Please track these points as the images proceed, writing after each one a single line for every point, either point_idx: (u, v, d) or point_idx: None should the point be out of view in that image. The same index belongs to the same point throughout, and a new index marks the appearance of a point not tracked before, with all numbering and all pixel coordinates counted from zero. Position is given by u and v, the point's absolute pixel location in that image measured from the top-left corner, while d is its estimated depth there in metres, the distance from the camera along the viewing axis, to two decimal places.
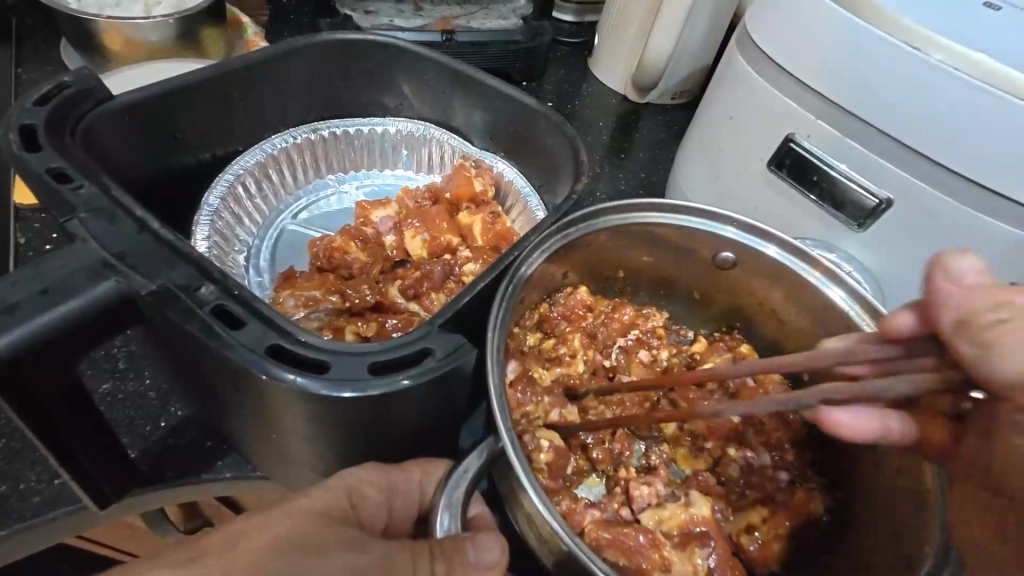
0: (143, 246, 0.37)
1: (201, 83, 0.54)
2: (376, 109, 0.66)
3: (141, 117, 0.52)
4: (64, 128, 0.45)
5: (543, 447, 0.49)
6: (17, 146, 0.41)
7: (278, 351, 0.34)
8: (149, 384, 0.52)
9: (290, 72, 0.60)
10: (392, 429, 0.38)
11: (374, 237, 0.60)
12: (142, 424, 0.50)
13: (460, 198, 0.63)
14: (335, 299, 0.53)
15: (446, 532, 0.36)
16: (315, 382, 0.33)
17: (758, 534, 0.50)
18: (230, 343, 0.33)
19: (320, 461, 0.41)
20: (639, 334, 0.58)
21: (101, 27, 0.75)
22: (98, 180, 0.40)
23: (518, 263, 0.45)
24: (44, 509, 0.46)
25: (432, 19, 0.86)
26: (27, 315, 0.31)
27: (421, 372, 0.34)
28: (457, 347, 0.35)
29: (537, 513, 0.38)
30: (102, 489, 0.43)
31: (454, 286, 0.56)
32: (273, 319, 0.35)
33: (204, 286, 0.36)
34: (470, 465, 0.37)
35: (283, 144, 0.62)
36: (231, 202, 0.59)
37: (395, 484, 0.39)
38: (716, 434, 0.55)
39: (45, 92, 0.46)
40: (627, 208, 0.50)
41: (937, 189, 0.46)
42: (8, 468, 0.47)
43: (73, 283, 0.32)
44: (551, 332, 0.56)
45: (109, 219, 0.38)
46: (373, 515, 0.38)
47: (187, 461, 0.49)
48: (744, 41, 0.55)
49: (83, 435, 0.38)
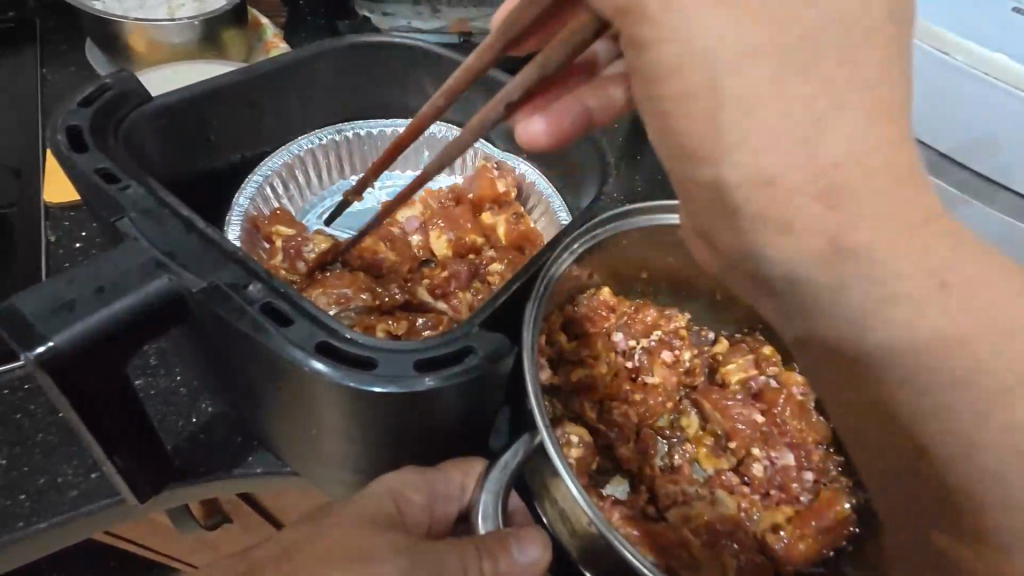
0: (190, 246, 0.38)
1: (234, 85, 0.55)
2: (399, 110, 0.67)
3: (177, 118, 0.53)
4: (108, 130, 0.46)
5: (573, 442, 0.50)
6: (65, 146, 0.42)
7: (325, 347, 0.35)
8: (180, 380, 0.52)
9: (318, 75, 0.60)
10: (430, 427, 0.39)
11: (402, 237, 0.60)
12: (174, 420, 0.51)
13: (484, 198, 0.63)
14: (366, 297, 0.54)
15: (490, 528, 0.37)
16: (363, 379, 0.34)
17: (784, 533, 0.51)
18: (281, 340, 0.34)
19: (357, 461, 0.42)
20: (662, 335, 0.58)
21: (126, 29, 0.77)
22: (144, 180, 0.41)
23: (550, 263, 0.45)
24: (82, 502, 0.46)
25: (450, 21, 0.87)
26: (86, 311, 0.32)
27: (464, 370, 0.35)
28: (498, 345, 0.36)
29: (573, 505, 0.38)
30: (142, 484, 0.44)
31: (481, 286, 0.57)
32: (317, 316, 0.36)
33: (252, 285, 0.37)
34: (508, 462, 0.38)
35: (308, 146, 0.63)
36: (260, 203, 0.60)
37: (434, 485, 0.39)
38: (741, 435, 0.55)
39: (87, 94, 0.47)
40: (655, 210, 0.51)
41: None
42: (45, 463, 0.48)
43: (127, 281, 0.33)
44: (575, 333, 0.55)
45: (156, 218, 0.39)
46: (417, 518, 0.38)
47: (219, 458, 0.50)
48: None
49: (127, 429, 0.39)
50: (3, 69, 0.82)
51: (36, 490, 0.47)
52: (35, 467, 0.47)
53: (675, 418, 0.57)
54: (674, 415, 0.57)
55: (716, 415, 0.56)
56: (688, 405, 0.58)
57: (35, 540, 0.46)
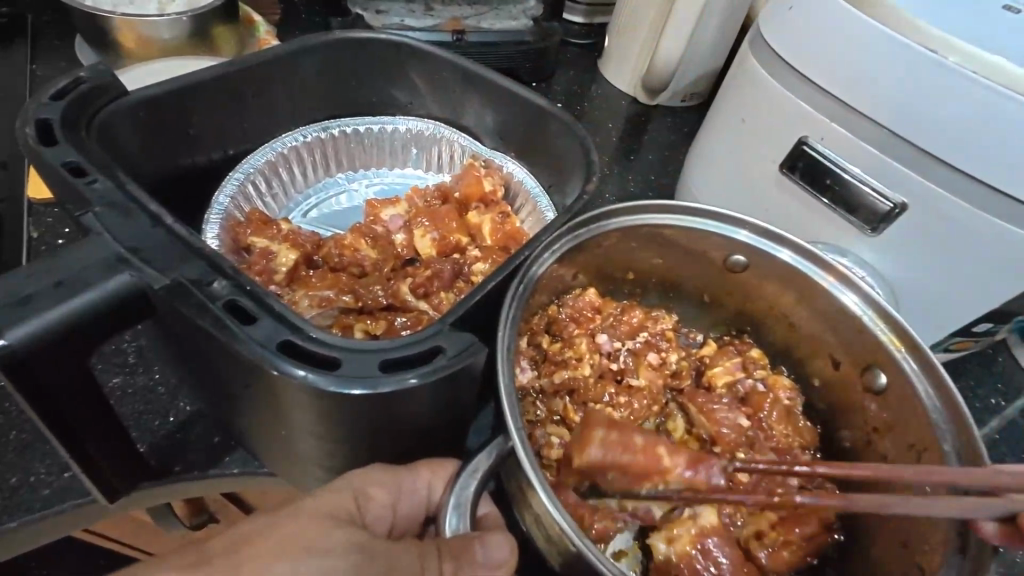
0: (157, 240, 0.37)
1: (213, 79, 0.54)
2: (386, 106, 0.66)
3: (155, 112, 0.52)
4: (80, 124, 0.45)
5: (553, 444, 0.51)
6: (34, 140, 0.42)
7: (289, 347, 0.34)
8: (158, 378, 0.52)
9: (303, 71, 0.60)
10: (400, 427, 0.38)
11: (384, 235, 0.60)
12: (151, 419, 0.50)
13: (470, 197, 0.63)
14: (348, 298, 0.54)
15: (455, 530, 0.36)
16: (327, 378, 0.33)
17: (767, 541, 0.50)
18: (243, 338, 0.34)
19: (329, 460, 0.41)
20: (648, 337, 0.57)
21: (116, 24, 0.76)
22: (113, 174, 0.41)
23: (529, 262, 0.44)
24: (52, 501, 0.46)
25: (443, 19, 0.86)
26: (42, 306, 0.31)
27: (431, 371, 0.34)
28: (467, 345, 0.35)
29: (546, 513, 0.38)
30: (111, 483, 0.43)
31: (464, 286, 0.56)
32: (284, 314, 0.35)
33: (217, 281, 0.36)
34: (479, 465, 0.37)
35: (293, 143, 0.62)
36: (241, 200, 0.59)
37: (402, 484, 0.38)
38: (726, 440, 0.54)
39: (61, 87, 0.46)
40: (639, 208, 0.50)
41: (952, 192, 0.45)
42: (17, 460, 0.47)
43: (87, 276, 0.33)
44: (559, 334, 0.55)
45: (124, 212, 0.38)
46: (379, 517, 0.38)
47: (195, 457, 0.49)
48: (757, 44, 0.55)
49: (90, 426, 0.38)
50: None
51: (7, 488, 0.46)
52: (6, 465, 0.47)
53: (661, 422, 0.57)
54: (660, 418, 0.57)
55: (701, 419, 0.55)
56: (674, 408, 0.57)
57: (5, 538, 0.45)
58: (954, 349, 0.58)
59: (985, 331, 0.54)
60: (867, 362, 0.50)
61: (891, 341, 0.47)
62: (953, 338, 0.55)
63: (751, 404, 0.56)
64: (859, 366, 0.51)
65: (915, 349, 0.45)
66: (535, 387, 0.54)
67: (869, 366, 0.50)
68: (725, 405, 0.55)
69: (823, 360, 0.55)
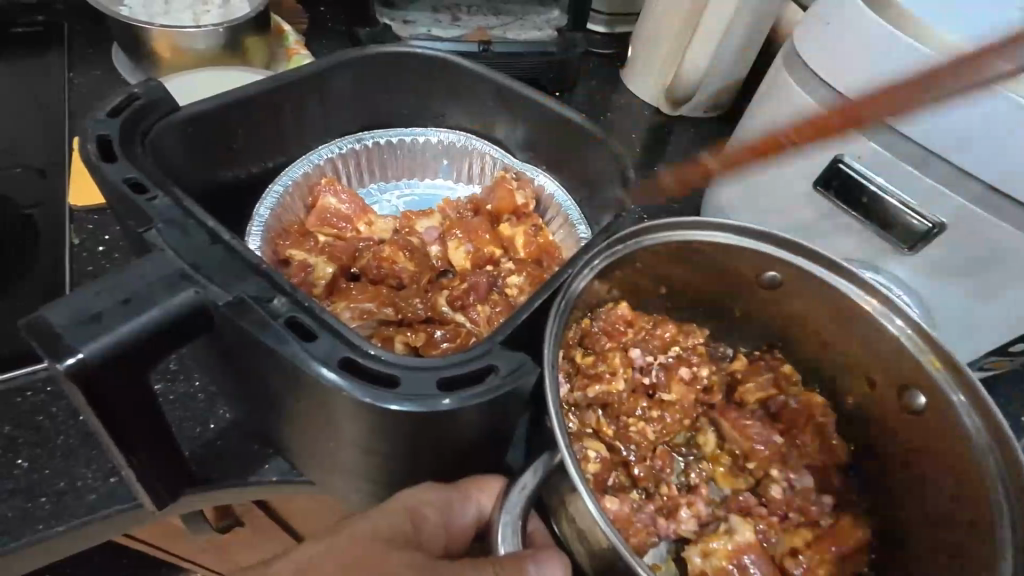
0: (216, 258, 0.38)
1: (257, 95, 0.55)
2: (418, 118, 0.67)
3: (202, 127, 0.53)
4: (136, 139, 0.47)
5: (590, 457, 0.50)
6: (94, 156, 0.43)
7: (348, 364, 0.35)
8: (198, 386, 0.53)
9: (340, 85, 0.61)
10: (449, 443, 0.39)
11: (419, 246, 0.61)
12: (191, 426, 0.51)
13: (502, 210, 0.64)
14: (388, 310, 0.54)
15: (507, 549, 0.37)
16: (385, 396, 0.34)
17: (802, 558, 0.51)
18: (303, 355, 0.34)
19: (374, 473, 0.42)
20: (679, 351, 0.58)
21: (152, 35, 0.78)
22: (170, 191, 0.42)
23: (570, 280, 0.45)
24: (99, 507, 0.47)
25: (470, 29, 0.87)
26: (114, 323, 0.32)
27: (486, 390, 0.34)
28: (520, 365, 0.36)
29: (592, 528, 0.38)
30: (160, 492, 0.44)
31: (499, 298, 0.57)
32: (340, 332, 0.36)
33: (276, 299, 0.37)
34: (527, 481, 0.38)
35: (328, 155, 0.63)
36: (279, 212, 0.60)
37: (451, 503, 0.39)
38: (760, 456, 0.54)
39: (116, 103, 0.48)
40: (676, 225, 0.50)
41: (993, 213, 0.46)
42: (65, 466, 0.48)
43: (154, 293, 0.34)
44: (592, 348, 0.55)
45: (183, 229, 0.39)
46: (432, 535, 0.38)
47: (235, 465, 0.50)
48: (792, 61, 0.55)
49: (147, 434, 0.39)
50: (33, 73, 0.83)
51: (56, 493, 0.47)
52: (55, 470, 0.48)
53: (691, 436, 0.57)
54: (691, 432, 0.57)
55: (733, 435, 0.55)
56: (705, 423, 0.57)
57: (52, 543, 0.46)
58: (987, 368, 0.58)
59: (1019, 351, 0.54)
60: (905, 382, 0.50)
61: (931, 362, 0.47)
62: (986, 356, 0.55)
63: (784, 420, 0.57)
64: (896, 386, 0.51)
65: (956, 370, 0.45)
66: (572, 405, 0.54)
67: (907, 386, 0.50)
68: (755, 419, 0.56)
69: (858, 377, 0.55)
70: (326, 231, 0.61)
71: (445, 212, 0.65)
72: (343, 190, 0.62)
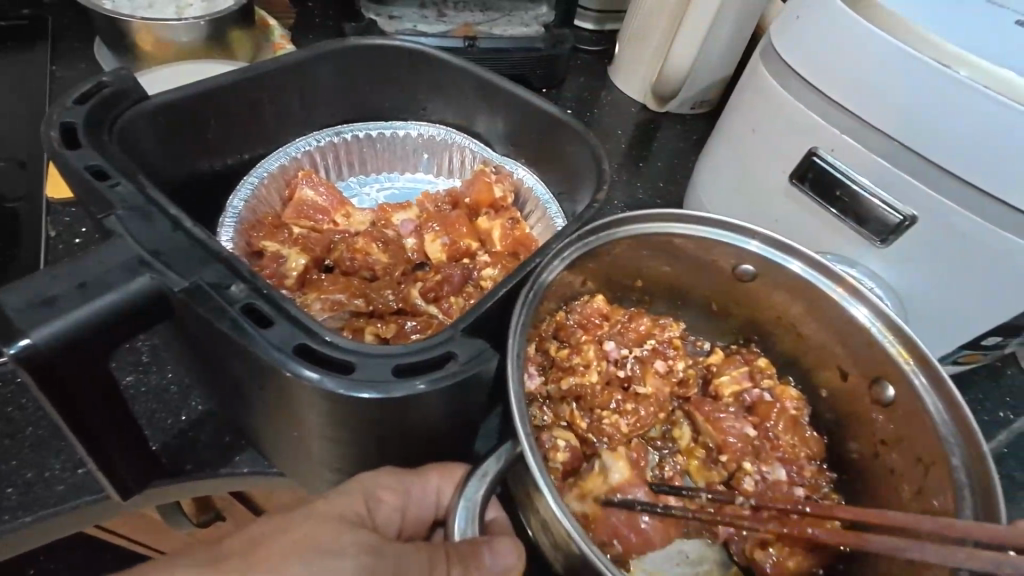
0: (177, 244, 0.38)
1: (230, 85, 0.55)
2: (398, 112, 0.67)
3: (174, 117, 0.53)
4: (102, 127, 0.47)
5: (559, 447, 0.51)
6: (58, 143, 0.43)
7: (305, 350, 0.35)
8: (171, 378, 0.52)
9: (317, 76, 0.61)
10: (412, 433, 0.39)
11: (395, 239, 0.61)
12: (163, 417, 0.51)
13: (480, 203, 0.64)
14: (359, 302, 0.54)
15: (463, 534, 0.36)
16: (339, 382, 0.34)
17: (772, 551, 0.50)
18: (259, 341, 0.34)
19: (338, 462, 0.42)
20: (655, 345, 0.58)
21: (134, 27, 0.77)
22: (135, 179, 0.42)
23: (539, 270, 0.45)
24: (67, 497, 0.47)
25: (456, 25, 0.87)
26: (67, 307, 0.32)
27: (443, 376, 0.34)
28: (479, 352, 0.36)
29: (552, 518, 0.38)
30: (125, 480, 0.43)
31: (473, 291, 0.57)
32: (299, 319, 0.36)
33: (235, 285, 0.37)
34: (488, 469, 0.37)
35: (306, 148, 0.63)
36: (254, 204, 0.59)
37: (410, 489, 0.39)
38: (732, 448, 0.54)
39: (84, 91, 0.47)
40: (649, 216, 0.50)
41: (963, 206, 0.45)
42: (33, 456, 0.48)
43: (109, 278, 0.33)
44: (566, 340, 0.55)
45: (145, 216, 0.39)
46: (387, 519, 0.39)
47: (205, 457, 0.50)
48: (768, 54, 0.55)
49: (108, 422, 0.39)
50: (17, 66, 0.83)
51: (23, 483, 0.47)
52: (23, 460, 0.48)
53: (666, 429, 0.57)
54: (665, 425, 0.57)
55: (707, 428, 0.55)
56: (680, 416, 0.58)
57: (18, 533, 0.46)
58: (963, 363, 0.58)
59: (994, 345, 0.53)
60: (876, 374, 0.50)
61: (899, 354, 0.47)
62: (961, 351, 0.55)
63: (758, 414, 0.56)
64: (867, 377, 0.51)
65: (925, 362, 0.45)
66: (545, 398, 0.54)
67: (878, 378, 0.50)
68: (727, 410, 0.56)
69: (831, 370, 0.55)
70: (302, 223, 0.61)
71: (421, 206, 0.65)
72: (319, 181, 0.62)
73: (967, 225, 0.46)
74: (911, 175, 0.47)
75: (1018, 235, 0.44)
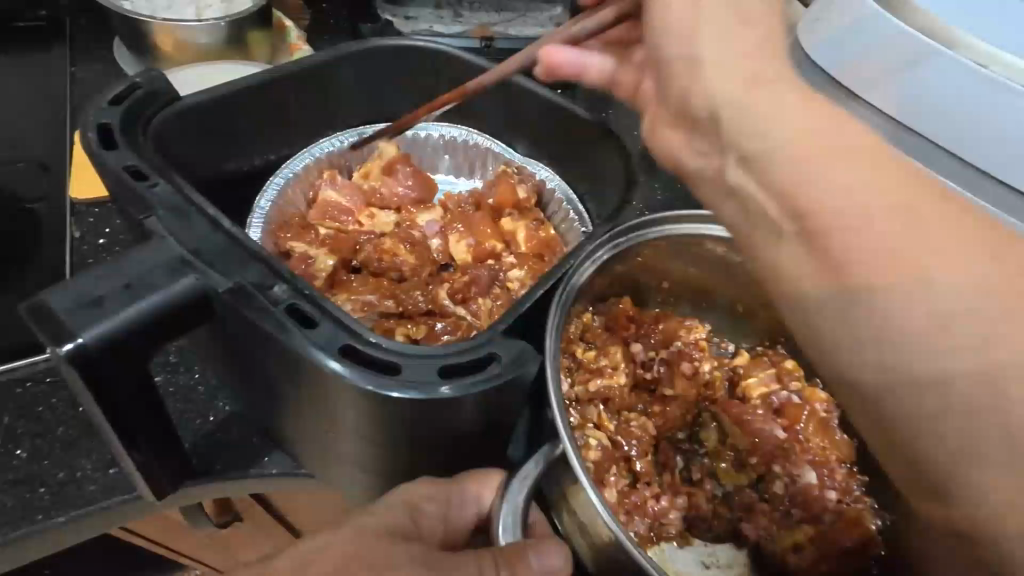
0: (216, 245, 0.38)
1: (259, 86, 0.55)
2: (421, 112, 0.67)
3: (204, 117, 0.53)
4: (136, 128, 0.47)
5: (591, 445, 0.49)
6: (95, 143, 0.43)
7: (349, 351, 0.35)
8: (199, 378, 0.52)
9: (341, 77, 0.61)
10: (452, 434, 0.38)
11: (421, 240, 0.61)
12: (192, 418, 0.50)
13: (503, 204, 0.63)
14: (389, 303, 0.54)
15: (508, 539, 0.36)
16: (386, 383, 0.34)
17: (806, 553, 0.50)
18: (304, 342, 0.34)
19: (375, 465, 0.42)
20: (682, 346, 0.58)
21: (154, 29, 0.77)
22: (171, 179, 0.42)
23: (572, 272, 0.45)
24: (99, 498, 0.46)
25: (472, 26, 0.87)
26: (114, 308, 0.32)
27: (487, 377, 0.34)
28: (521, 353, 0.36)
29: (595, 520, 0.38)
30: (161, 481, 0.44)
31: (500, 292, 0.57)
32: (342, 319, 0.36)
33: (276, 285, 0.37)
34: (529, 472, 0.37)
35: (330, 148, 0.63)
36: (280, 205, 0.60)
37: (449, 495, 0.39)
38: (762, 450, 0.55)
39: (118, 92, 0.48)
40: (682, 218, 0.50)
41: None
42: (65, 456, 0.48)
43: (153, 279, 0.33)
44: (593, 342, 0.55)
45: (182, 217, 0.39)
46: (430, 525, 0.39)
47: (235, 457, 0.49)
48: None
49: (147, 422, 0.38)
50: (37, 67, 0.83)
51: (55, 484, 0.47)
52: (55, 460, 0.48)
53: (694, 431, 0.56)
54: (693, 427, 0.56)
55: (736, 429, 0.55)
56: (707, 418, 0.57)
57: (51, 534, 0.45)
58: None
59: None
60: None
61: None
62: None
63: (786, 416, 0.56)
64: None
65: None
66: (573, 404, 0.52)
67: None
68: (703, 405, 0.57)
69: None
70: (327, 224, 0.61)
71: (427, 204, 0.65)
72: (342, 181, 0.63)
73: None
74: None
75: None
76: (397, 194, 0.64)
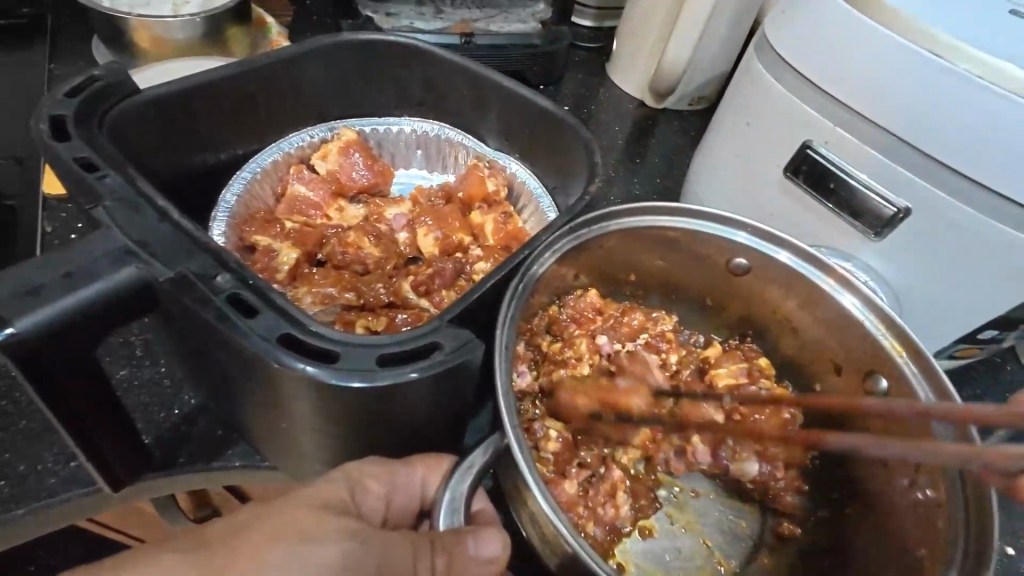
0: (163, 235, 0.38)
1: (224, 80, 0.55)
2: (392, 108, 0.67)
3: (166, 111, 0.53)
4: (92, 119, 0.47)
5: (551, 437, 0.50)
6: (48, 134, 0.43)
7: (290, 340, 0.35)
8: (164, 371, 0.53)
9: (308, 71, 0.60)
10: (400, 424, 0.38)
11: (388, 234, 0.61)
12: (155, 410, 0.51)
13: (473, 197, 0.64)
14: (351, 295, 0.55)
15: (450, 525, 0.37)
16: (325, 370, 0.34)
17: None
18: (245, 332, 0.34)
19: (328, 455, 0.42)
20: (649, 338, 0.58)
21: (130, 25, 0.77)
22: (122, 170, 0.42)
23: (529, 260, 0.45)
24: (59, 490, 0.47)
25: (452, 22, 0.87)
26: (51, 297, 0.32)
27: (429, 365, 0.34)
28: (465, 342, 0.36)
29: (541, 512, 0.38)
30: (116, 473, 0.44)
31: (465, 285, 0.57)
32: (287, 309, 0.36)
33: (220, 275, 0.37)
34: (475, 460, 0.38)
35: (300, 143, 0.63)
36: (247, 199, 0.60)
37: (397, 479, 0.40)
38: (721, 440, 0.54)
39: (76, 84, 0.48)
40: (645, 209, 0.50)
41: (957, 198, 0.45)
42: (26, 448, 0.48)
43: (95, 268, 0.34)
44: (560, 335, 0.56)
45: (131, 207, 0.39)
46: (374, 510, 0.39)
47: (197, 449, 0.50)
48: (763, 49, 0.54)
49: (97, 414, 0.39)
50: (16, 64, 0.84)
51: (16, 476, 0.47)
52: (16, 452, 0.48)
53: None
54: None
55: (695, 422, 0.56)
56: None
57: (11, 526, 0.46)
58: (959, 358, 0.57)
59: (989, 338, 0.53)
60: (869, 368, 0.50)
61: (893, 346, 0.47)
62: (955, 346, 0.54)
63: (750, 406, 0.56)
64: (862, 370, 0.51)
65: (917, 354, 0.45)
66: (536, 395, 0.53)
67: (872, 371, 0.50)
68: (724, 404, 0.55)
69: (826, 364, 0.54)
70: (295, 218, 0.61)
71: (381, 190, 0.66)
72: (309, 175, 0.63)
73: (957, 215, 0.46)
74: (905, 165, 0.46)
75: (1010, 226, 0.43)
76: (350, 177, 0.64)
